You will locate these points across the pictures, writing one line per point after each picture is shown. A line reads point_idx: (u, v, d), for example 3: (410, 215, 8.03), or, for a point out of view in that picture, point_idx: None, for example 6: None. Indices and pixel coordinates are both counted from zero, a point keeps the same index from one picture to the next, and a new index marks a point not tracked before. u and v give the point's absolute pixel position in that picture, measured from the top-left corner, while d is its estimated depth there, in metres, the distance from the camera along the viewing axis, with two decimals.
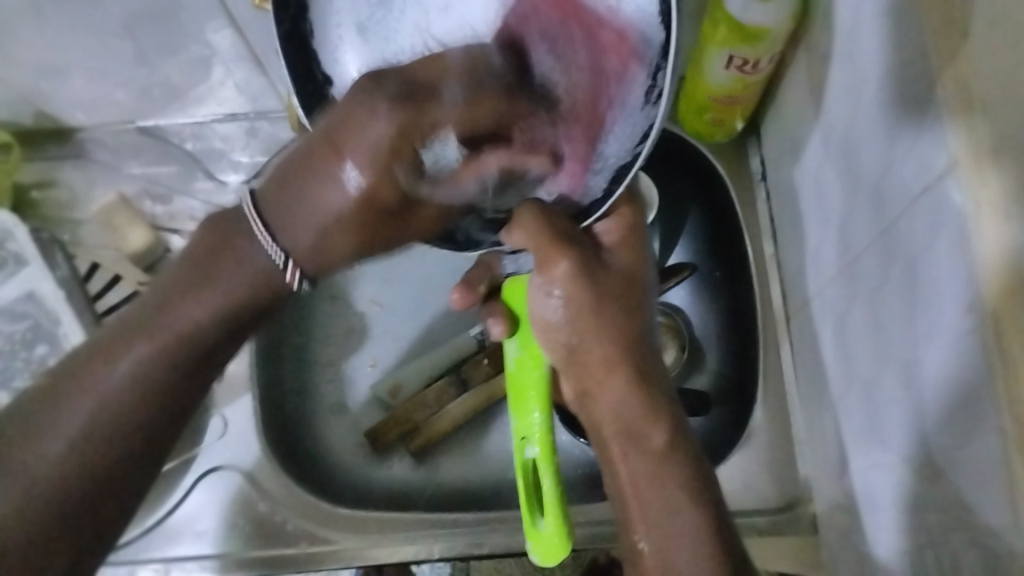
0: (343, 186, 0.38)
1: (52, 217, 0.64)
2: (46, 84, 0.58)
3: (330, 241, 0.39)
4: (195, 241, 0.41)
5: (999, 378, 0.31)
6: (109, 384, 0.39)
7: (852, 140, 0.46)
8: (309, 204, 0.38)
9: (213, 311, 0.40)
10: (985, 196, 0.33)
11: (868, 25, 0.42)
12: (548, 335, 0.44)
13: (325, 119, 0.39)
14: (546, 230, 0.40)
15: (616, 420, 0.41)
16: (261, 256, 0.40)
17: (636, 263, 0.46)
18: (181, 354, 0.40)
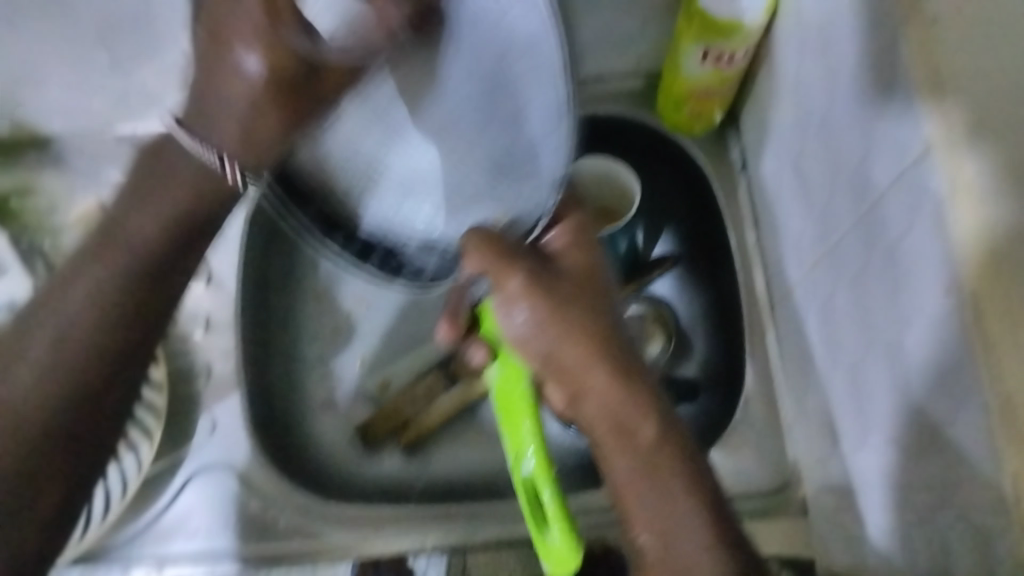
0: (244, 76, 0.37)
1: (31, 224, 0.62)
2: (21, 92, 0.57)
3: (251, 134, 0.38)
4: (135, 165, 0.40)
5: (980, 357, 0.32)
6: (68, 310, 0.39)
7: (828, 126, 0.46)
8: (225, 103, 0.38)
9: (158, 221, 0.39)
10: (961, 180, 0.33)
11: (841, 13, 0.42)
12: (519, 351, 0.43)
13: (216, 20, 0.36)
14: (494, 248, 0.41)
15: (606, 417, 0.40)
16: (198, 158, 0.39)
17: (590, 254, 0.44)
18: (133, 284, 0.39)
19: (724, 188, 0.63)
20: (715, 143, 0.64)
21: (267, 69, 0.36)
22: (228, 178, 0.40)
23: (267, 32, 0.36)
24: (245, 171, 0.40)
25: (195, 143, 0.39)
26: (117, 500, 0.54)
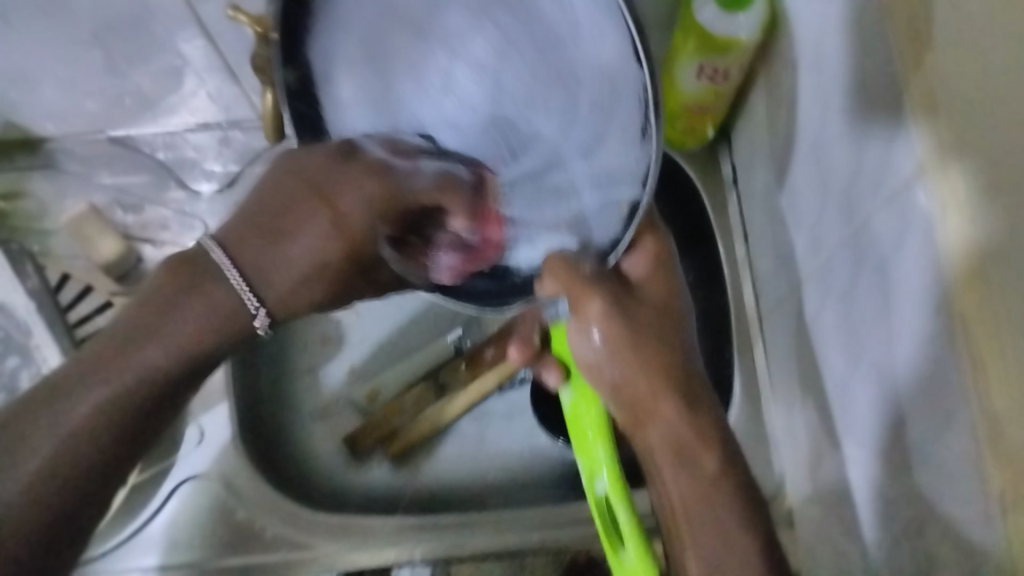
0: (320, 234, 0.42)
1: (21, 227, 0.62)
2: (15, 94, 0.57)
3: (298, 291, 0.43)
4: (159, 282, 0.42)
5: (968, 373, 0.32)
6: (65, 423, 0.40)
7: (820, 145, 0.47)
8: (286, 256, 0.42)
9: (169, 349, 0.41)
10: (949, 199, 0.34)
11: (834, 34, 0.43)
12: (593, 374, 0.43)
13: (302, 179, 0.42)
14: (570, 275, 0.42)
15: (670, 445, 0.41)
16: (228, 294, 0.42)
17: (667, 287, 0.45)
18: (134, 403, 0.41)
19: (715, 204, 0.63)
20: (707, 160, 0.65)
21: (351, 230, 0.42)
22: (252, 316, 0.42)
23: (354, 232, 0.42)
24: (269, 318, 0.43)
25: (233, 273, 0.41)
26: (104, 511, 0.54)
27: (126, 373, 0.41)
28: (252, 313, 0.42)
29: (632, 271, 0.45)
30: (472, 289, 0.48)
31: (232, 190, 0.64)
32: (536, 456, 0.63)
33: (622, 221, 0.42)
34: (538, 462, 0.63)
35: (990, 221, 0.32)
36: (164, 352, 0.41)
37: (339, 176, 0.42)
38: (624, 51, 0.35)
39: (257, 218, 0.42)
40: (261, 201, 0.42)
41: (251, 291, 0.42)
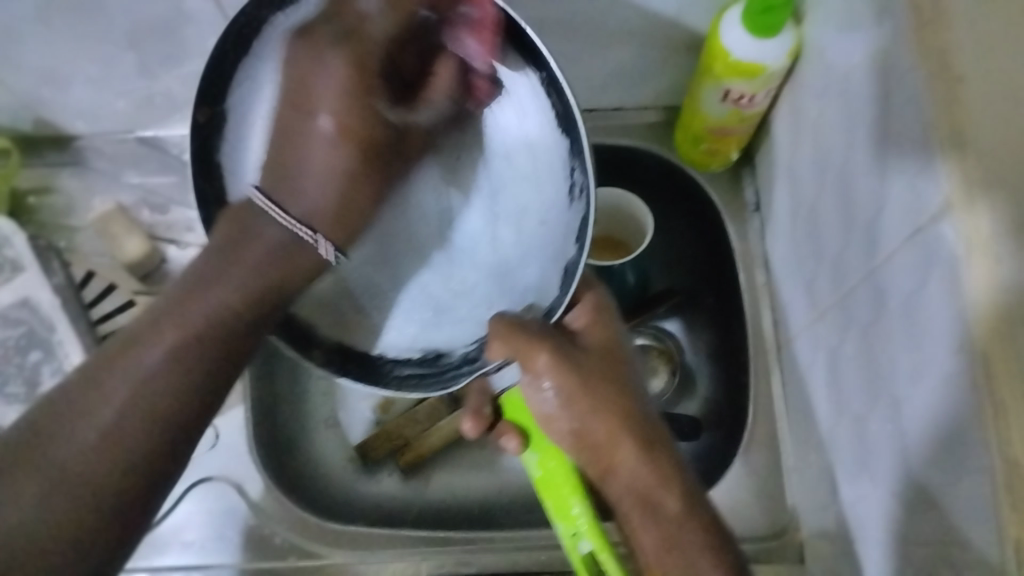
0: (330, 142, 0.45)
1: (48, 224, 0.64)
2: (48, 91, 0.58)
3: (347, 204, 0.46)
4: (218, 236, 0.44)
5: (989, 419, 0.32)
6: (132, 374, 0.40)
7: (847, 176, 0.46)
8: (311, 172, 0.45)
9: (239, 293, 0.42)
10: (975, 239, 0.33)
11: (865, 68, 0.43)
12: (550, 428, 0.45)
13: (298, 96, 0.45)
14: (513, 331, 0.44)
15: (632, 492, 0.43)
16: (281, 231, 0.44)
17: (609, 335, 0.47)
18: (205, 346, 0.41)
19: (738, 228, 0.63)
20: (731, 184, 0.64)
21: (348, 124, 0.44)
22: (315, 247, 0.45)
23: (353, 92, 0.44)
24: (334, 246, 0.46)
25: (284, 216, 0.44)
26: None
27: (189, 318, 0.41)
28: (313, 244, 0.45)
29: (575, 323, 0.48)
30: (398, 374, 0.51)
31: None
32: None
33: (560, 284, 0.47)
34: None
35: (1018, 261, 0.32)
36: (229, 295, 0.42)
37: (321, 73, 0.44)
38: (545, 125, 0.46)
39: (277, 150, 0.45)
40: (280, 143, 0.46)
41: (304, 226, 0.44)
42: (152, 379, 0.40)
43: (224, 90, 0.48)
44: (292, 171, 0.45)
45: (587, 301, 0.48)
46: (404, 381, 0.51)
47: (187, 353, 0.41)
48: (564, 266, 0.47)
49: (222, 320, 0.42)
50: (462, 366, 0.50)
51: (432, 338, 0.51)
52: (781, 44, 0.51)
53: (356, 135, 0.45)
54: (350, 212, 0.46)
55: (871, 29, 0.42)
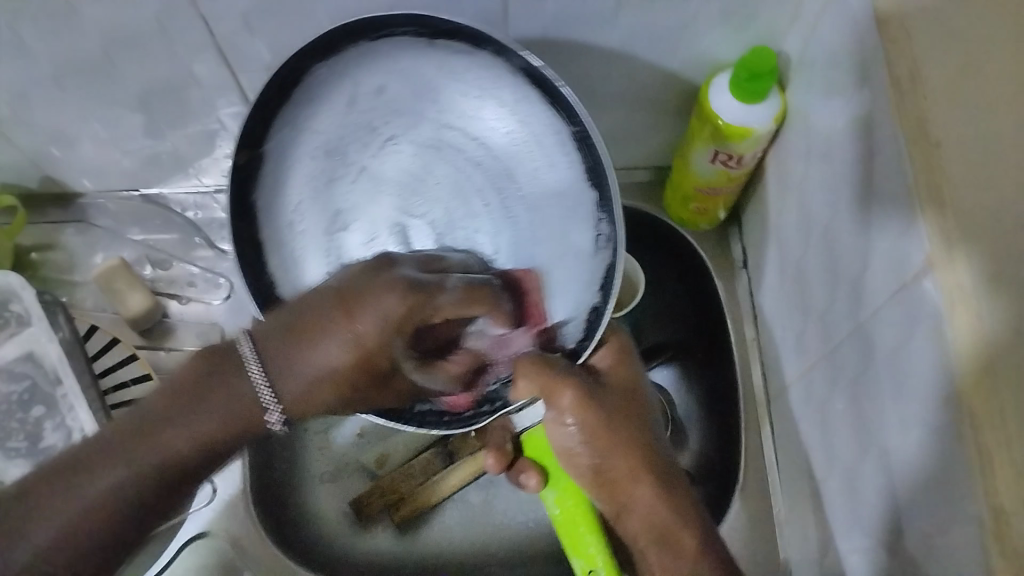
0: (341, 349, 0.41)
1: (51, 280, 0.65)
2: (57, 150, 0.60)
3: (316, 392, 0.42)
4: (184, 372, 0.41)
5: (976, 469, 0.33)
6: (70, 509, 0.37)
7: (830, 235, 0.49)
8: (303, 359, 0.41)
9: (196, 437, 0.39)
10: (958, 297, 0.35)
11: (846, 134, 0.46)
12: (571, 460, 0.47)
13: (344, 299, 0.41)
14: (542, 371, 0.46)
15: (649, 528, 0.44)
16: (249, 390, 0.41)
17: (633, 375, 0.49)
18: (145, 486, 0.39)
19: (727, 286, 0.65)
20: (718, 242, 0.67)
21: (365, 345, 0.41)
22: (267, 414, 0.41)
23: (394, 319, 0.41)
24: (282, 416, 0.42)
25: (258, 376, 0.41)
26: None
27: (151, 451, 0.39)
28: (264, 409, 0.41)
29: (599, 364, 0.49)
30: (421, 410, 0.51)
31: None
32: (540, 527, 0.63)
33: (582, 329, 0.49)
34: (544, 533, 0.63)
35: (995, 305, 0.33)
36: (186, 434, 0.39)
37: (367, 293, 0.41)
38: (576, 176, 0.49)
39: (280, 317, 0.42)
40: (296, 316, 0.42)
41: (270, 390, 0.41)
42: (113, 495, 0.38)
43: (264, 137, 0.50)
44: (293, 347, 0.41)
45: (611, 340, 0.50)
46: (425, 416, 0.52)
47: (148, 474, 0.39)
48: (587, 312, 0.49)
49: (187, 458, 0.40)
50: (486, 402, 0.51)
51: None
52: (767, 109, 0.53)
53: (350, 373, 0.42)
54: (306, 393, 0.42)
55: (851, 97, 0.45)
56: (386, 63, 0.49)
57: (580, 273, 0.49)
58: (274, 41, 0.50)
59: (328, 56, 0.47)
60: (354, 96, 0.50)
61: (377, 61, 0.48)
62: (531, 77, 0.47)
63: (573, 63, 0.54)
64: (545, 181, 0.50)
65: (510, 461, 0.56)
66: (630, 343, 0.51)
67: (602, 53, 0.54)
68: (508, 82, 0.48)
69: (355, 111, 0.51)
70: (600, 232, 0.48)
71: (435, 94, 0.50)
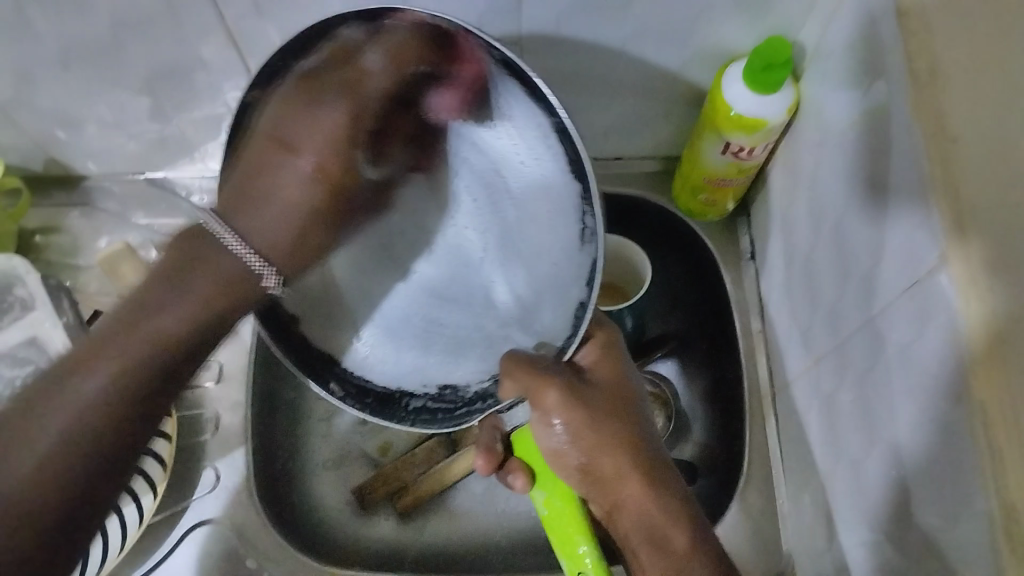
0: (305, 173, 0.42)
1: (54, 263, 0.65)
2: (62, 132, 0.59)
3: (303, 231, 0.43)
4: (159, 264, 0.41)
5: (987, 465, 0.33)
6: (74, 404, 0.37)
7: (841, 228, 0.48)
8: (274, 194, 0.42)
9: (187, 312, 0.40)
10: (972, 294, 0.34)
11: (860, 127, 0.45)
12: (559, 462, 0.47)
13: (277, 130, 0.42)
14: (526, 367, 0.46)
15: (642, 529, 0.44)
16: (234, 263, 0.41)
17: (619, 369, 0.48)
18: (150, 366, 0.39)
19: (734, 277, 0.64)
20: (726, 233, 0.66)
21: (328, 164, 0.42)
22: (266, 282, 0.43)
23: (357, 117, 0.42)
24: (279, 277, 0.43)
25: (236, 244, 0.41)
26: (114, 553, 0.52)
27: (134, 341, 0.39)
28: (258, 276, 0.42)
29: (586, 360, 0.48)
30: (413, 408, 0.53)
31: None
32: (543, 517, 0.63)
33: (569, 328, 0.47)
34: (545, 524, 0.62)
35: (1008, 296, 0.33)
36: (172, 320, 0.40)
37: (291, 119, 0.42)
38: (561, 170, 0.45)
39: (242, 174, 0.43)
40: (242, 175, 0.43)
41: (256, 255, 0.42)
42: (108, 391, 0.38)
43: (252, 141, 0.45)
44: (256, 192, 0.42)
45: (600, 334, 0.49)
46: (418, 415, 0.53)
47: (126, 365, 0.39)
48: (575, 309, 0.47)
49: (188, 325, 0.40)
50: (477, 401, 0.52)
51: (437, 373, 0.53)
52: (781, 101, 0.52)
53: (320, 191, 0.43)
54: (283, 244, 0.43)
55: (866, 89, 0.44)
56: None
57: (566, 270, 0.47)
58: (282, 27, 0.50)
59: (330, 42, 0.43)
60: None
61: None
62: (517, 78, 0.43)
63: (583, 51, 0.54)
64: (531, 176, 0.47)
65: (500, 461, 0.53)
66: (620, 337, 0.49)
67: (615, 41, 0.53)
68: (489, 80, 0.44)
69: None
70: (585, 225, 0.45)
71: (424, 99, 0.45)
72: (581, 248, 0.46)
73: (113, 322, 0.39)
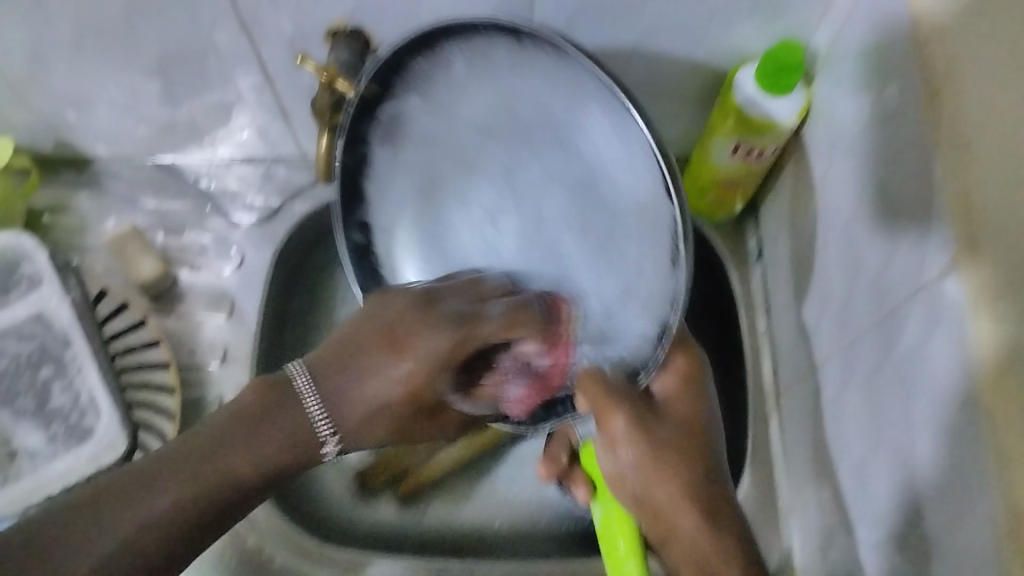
0: (390, 382, 0.42)
1: (63, 242, 0.65)
2: (72, 113, 0.59)
3: (371, 422, 0.44)
4: (247, 400, 0.42)
5: (993, 467, 0.33)
6: (139, 516, 0.37)
7: (852, 230, 0.48)
8: (348, 395, 0.42)
9: (263, 455, 0.40)
10: (983, 297, 0.34)
11: (875, 129, 0.45)
12: (618, 487, 0.44)
13: (389, 329, 0.43)
14: (597, 387, 0.43)
15: (689, 559, 0.40)
16: (304, 415, 0.42)
17: (698, 406, 0.45)
18: (223, 496, 0.40)
19: (741, 277, 0.64)
20: (734, 235, 0.66)
21: (414, 378, 0.42)
22: (323, 442, 0.43)
23: (437, 361, 0.42)
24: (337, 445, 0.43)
25: (313, 402, 0.42)
26: None
27: (203, 478, 0.39)
28: (321, 440, 0.42)
29: (663, 390, 0.45)
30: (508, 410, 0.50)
31: (272, 223, 0.66)
32: (543, 506, 0.63)
33: (654, 336, 0.44)
34: (547, 513, 0.62)
35: (1014, 309, 0.33)
36: (243, 462, 0.40)
37: (413, 327, 0.42)
38: (654, 188, 0.43)
39: (332, 347, 0.43)
40: (341, 339, 0.43)
41: (324, 417, 0.42)
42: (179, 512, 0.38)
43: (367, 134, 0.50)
44: (339, 372, 0.42)
45: (682, 365, 0.46)
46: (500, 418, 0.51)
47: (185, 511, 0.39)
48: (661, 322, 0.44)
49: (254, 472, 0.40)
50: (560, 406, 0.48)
51: None
52: (792, 102, 0.52)
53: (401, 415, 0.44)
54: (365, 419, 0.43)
55: (882, 91, 0.44)
56: (485, 60, 0.46)
57: (654, 278, 0.44)
58: (297, 13, 0.50)
59: (440, 40, 0.46)
60: (461, 86, 0.48)
61: (482, 61, 0.47)
62: (609, 91, 0.43)
63: (597, 48, 0.54)
64: (626, 189, 0.44)
65: (565, 471, 0.52)
66: (703, 364, 0.46)
67: (628, 38, 0.52)
68: (598, 115, 0.44)
69: (453, 104, 0.48)
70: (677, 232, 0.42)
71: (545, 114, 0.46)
72: (670, 269, 0.43)
73: (198, 438, 0.40)
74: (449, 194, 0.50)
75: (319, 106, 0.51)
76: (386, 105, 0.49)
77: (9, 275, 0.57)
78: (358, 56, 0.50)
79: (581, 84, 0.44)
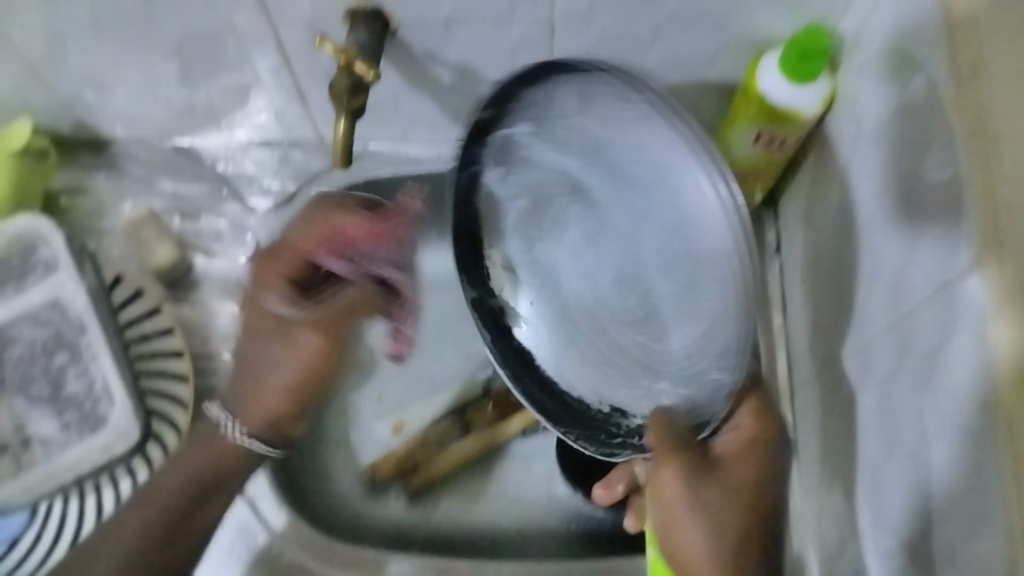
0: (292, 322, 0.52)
1: (80, 224, 0.65)
2: (90, 94, 0.59)
3: (262, 396, 0.52)
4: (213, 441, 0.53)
5: (1010, 475, 0.33)
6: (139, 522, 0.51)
7: (873, 225, 0.47)
8: (257, 371, 0.52)
9: (179, 477, 0.52)
10: (1005, 301, 0.34)
11: (900, 123, 0.44)
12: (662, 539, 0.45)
13: (251, 323, 0.53)
14: (662, 432, 0.44)
15: None
16: (225, 439, 0.53)
17: (761, 474, 0.44)
18: (162, 509, 0.51)
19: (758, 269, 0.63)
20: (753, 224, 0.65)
21: (257, 318, 0.53)
22: (230, 435, 0.53)
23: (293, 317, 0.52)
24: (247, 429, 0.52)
25: (229, 425, 0.53)
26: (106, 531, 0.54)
27: (200, 466, 0.52)
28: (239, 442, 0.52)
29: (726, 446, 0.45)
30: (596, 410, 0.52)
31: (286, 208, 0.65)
32: (552, 503, 0.63)
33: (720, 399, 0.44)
34: (555, 511, 0.63)
35: None
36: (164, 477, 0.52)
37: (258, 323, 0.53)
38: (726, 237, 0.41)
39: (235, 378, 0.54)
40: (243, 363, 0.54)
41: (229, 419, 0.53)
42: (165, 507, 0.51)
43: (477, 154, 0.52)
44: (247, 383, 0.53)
45: (753, 406, 0.46)
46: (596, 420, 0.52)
47: (174, 500, 0.52)
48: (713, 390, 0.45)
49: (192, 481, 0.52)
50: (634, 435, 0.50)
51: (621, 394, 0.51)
52: (815, 91, 0.51)
53: (297, 363, 0.52)
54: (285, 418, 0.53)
55: (908, 84, 0.43)
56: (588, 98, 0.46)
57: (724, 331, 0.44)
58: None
59: (592, 75, 0.45)
60: (585, 97, 0.46)
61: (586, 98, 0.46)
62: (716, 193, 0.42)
63: (617, 35, 0.53)
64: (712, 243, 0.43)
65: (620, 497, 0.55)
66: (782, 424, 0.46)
67: (649, 24, 0.51)
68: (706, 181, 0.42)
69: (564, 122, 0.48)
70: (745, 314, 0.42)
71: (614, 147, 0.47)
72: (740, 326, 0.43)
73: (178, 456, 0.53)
74: (548, 227, 0.52)
75: (336, 91, 0.47)
76: (499, 129, 0.50)
77: (27, 258, 0.58)
78: (373, 40, 0.49)
79: (671, 160, 0.44)
